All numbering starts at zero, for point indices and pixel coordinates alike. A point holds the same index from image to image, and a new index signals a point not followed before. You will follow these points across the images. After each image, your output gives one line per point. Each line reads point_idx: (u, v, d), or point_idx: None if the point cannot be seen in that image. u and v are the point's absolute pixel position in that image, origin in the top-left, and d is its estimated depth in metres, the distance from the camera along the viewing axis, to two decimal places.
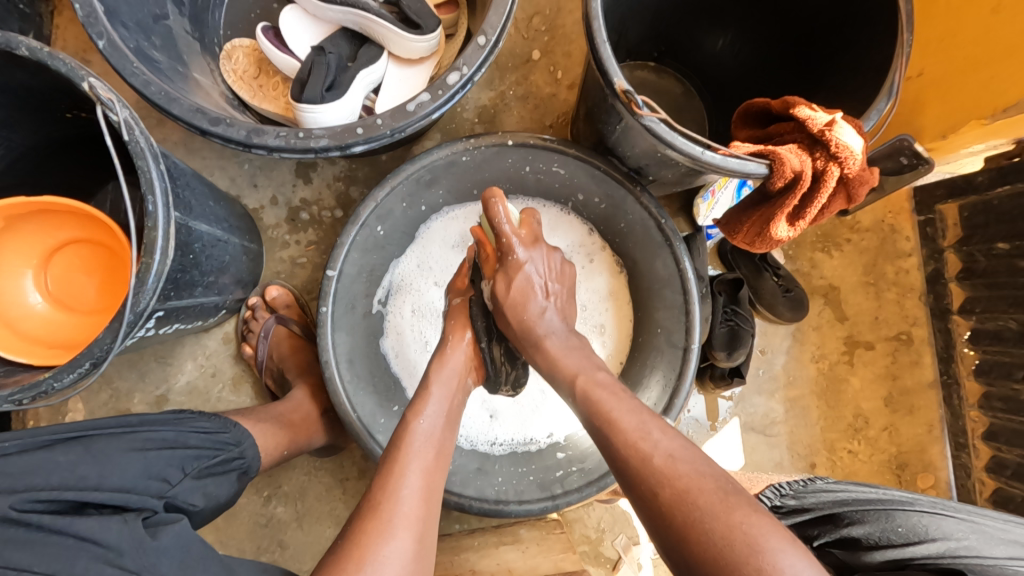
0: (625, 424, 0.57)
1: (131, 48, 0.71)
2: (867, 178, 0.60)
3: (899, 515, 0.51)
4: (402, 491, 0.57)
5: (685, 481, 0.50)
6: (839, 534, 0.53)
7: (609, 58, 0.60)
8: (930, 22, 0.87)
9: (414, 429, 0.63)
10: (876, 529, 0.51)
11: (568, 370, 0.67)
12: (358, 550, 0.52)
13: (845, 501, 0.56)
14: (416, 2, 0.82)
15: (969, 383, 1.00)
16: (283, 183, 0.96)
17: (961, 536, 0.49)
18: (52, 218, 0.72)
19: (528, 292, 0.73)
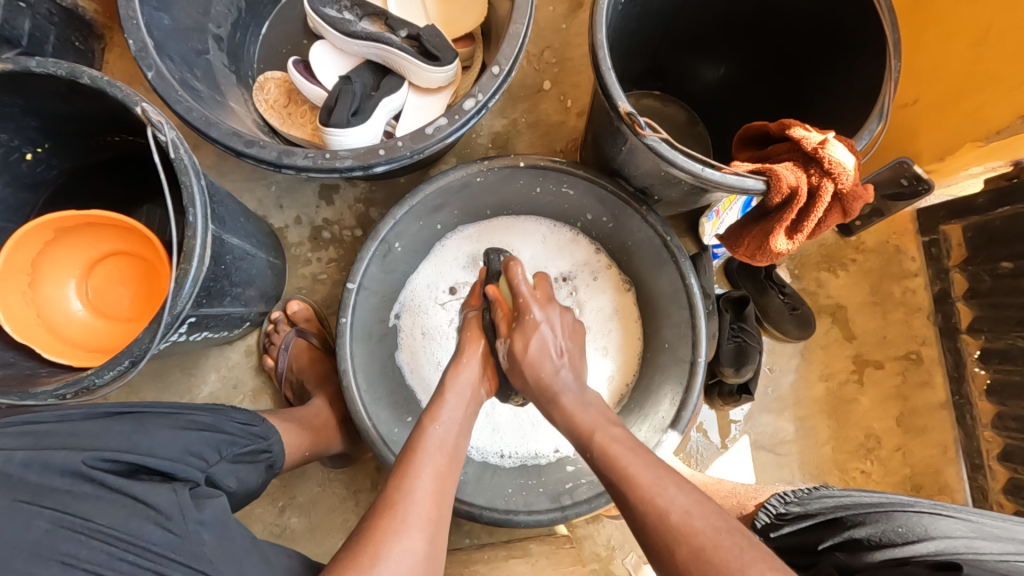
0: (640, 470, 0.59)
1: (176, 78, 0.78)
2: (862, 195, 0.63)
3: (900, 516, 0.54)
4: (415, 492, 0.57)
5: (702, 538, 0.51)
6: (843, 538, 0.55)
7: (614, 83, 0.65)
8: (919, 50, 0.91)
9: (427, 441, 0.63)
10: (878, 529, 0.53)
11: (582, 426, 0.67)
12: (371, 547, 0.52)
13: (848, 509, 0.58)
14: (434, 36, 0.89)
15: (982, 403, 1.00)
16: (307, 204, 1.02)
17: (961, 534, 0.51)
18: (97, 232, 0.77)
19: (542, 359, 0.72)
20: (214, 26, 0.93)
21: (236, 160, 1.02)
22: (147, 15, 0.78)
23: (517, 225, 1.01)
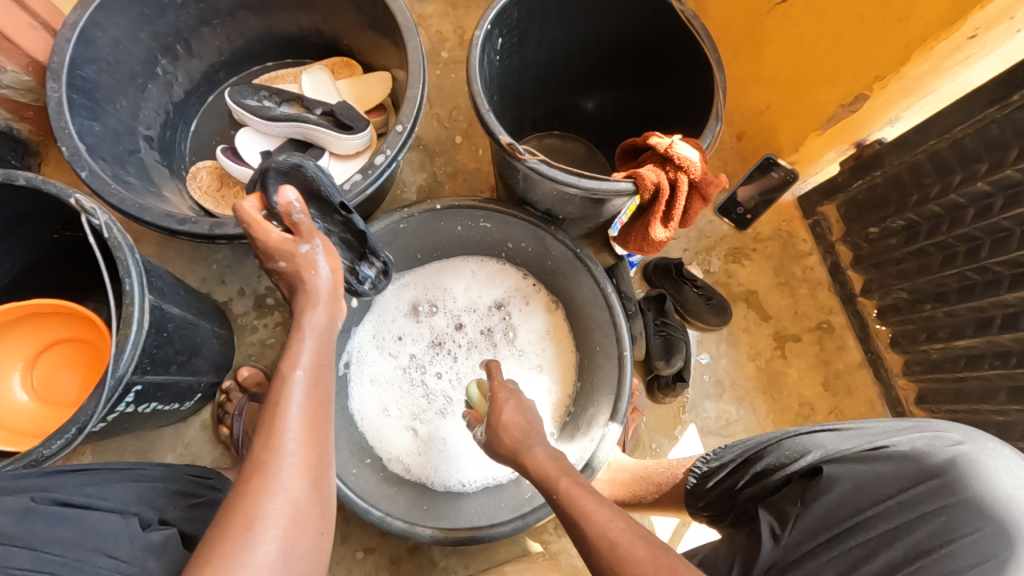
0: (598, 512, 0.58)
1: (110, 175, 0.85)
2: (716, 184, 0.75)
3: (787, 444, 0.63)
4: (286, 445, 0.49)
5: (641, 567, 0.52)
6: (750, 475, 0.65)
7: (493, 121, 0.76)
8: (758, 67, 1.09)
9: (289, 397, 0.52)
10: (771, 462, 0.63)
11: (551, 475, 0.65)
12: (242, 514, 0.46)
13: (752, 447, 0.67)
14: (346, 109, 1.00)
15: (890, 355, 1.10)
16: (249, 276, 1.08)
17: (831, 442, 0.61)
18: (41, 322, 0.83)
19: (514, 424, 0.72)
20: (144, 129, 1.03)
21: (176, 246, 1.09)
22: (79, 124, 0.87)
23: (448, 266, 1.10)
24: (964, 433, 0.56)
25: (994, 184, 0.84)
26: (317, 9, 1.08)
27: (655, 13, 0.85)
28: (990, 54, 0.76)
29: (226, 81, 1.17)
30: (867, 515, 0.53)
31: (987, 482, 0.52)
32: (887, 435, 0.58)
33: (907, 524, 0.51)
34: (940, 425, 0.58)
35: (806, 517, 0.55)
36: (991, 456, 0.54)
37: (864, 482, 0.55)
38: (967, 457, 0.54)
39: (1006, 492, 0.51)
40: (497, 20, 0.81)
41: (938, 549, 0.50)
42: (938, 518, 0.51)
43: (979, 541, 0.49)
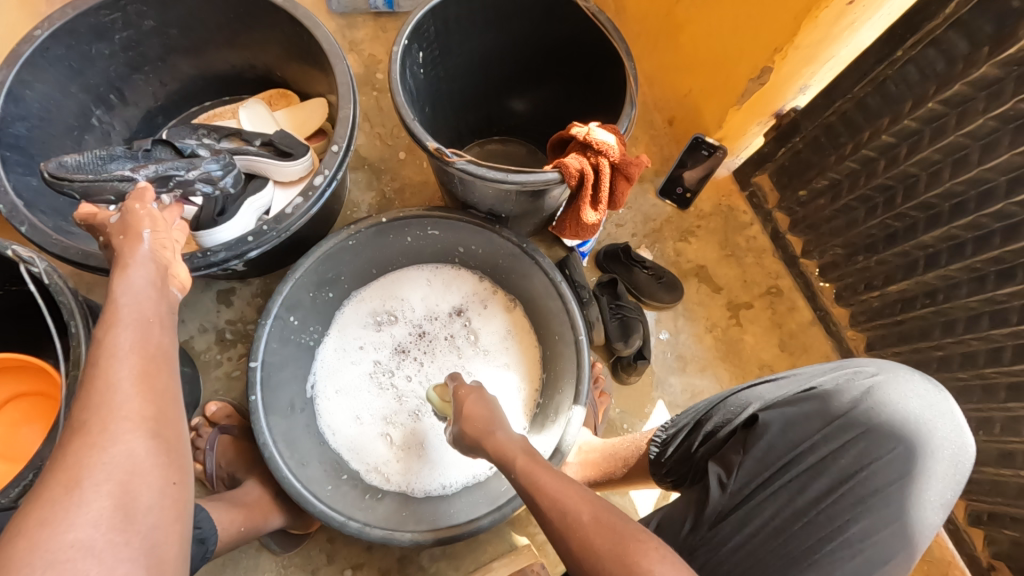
0: (546, 482, 0.61)
1: (51, 227, 0.87)
2: (637, 165, 0.79)
3: (731, 401, 0.67)
4: (115, 400, 0.48)
5: (585, 529, 0.55)
6: (701, 436, 0.67)
7: (418, 128, 0.80)
8: (675, 54, 1.15)
9: (112, 350, 0.51)
10: (718, 419, 0.66)
11: (510, 454, 0.68)
12: (65, 474, 0.44)
13: (702, 409, 0.70)
14: (284, 137, 1.03)
15: (836, 310, 1.16)
16: (207, 311, 1.09)
17: (771, 391, 0.65)
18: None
19: (478, 414, 0.78)
20: None
21: None
22: (14, 181, 0.88)
23: (404, 277, 1.12)
24: (879, 366, 0.65)
25: (896, 135, 0.90)
26: (246, 45, 1.11)
27: (566, 14, 0.90)
28: (874, 16, 0.82)
29: (166, 123, 1.18)
30: (804, 451, 0.60)
31: (896, 409, 0.61)
32: (817, 375, 0.65)
33: (836, 455, 0.60)
34: (858, 360, 0.66)
35: (750, 462, 0.60)
36: (902, 384, 0.62)
37: (799, 422, 0.61)
38: (883, 388, 0.62)
39: (912, 415, 0.61)
40: (414, 34, 0.86)
41: (858, 473, 0.59)
42: (860, 445, 0.60)
43: (890, 460, 0.59)
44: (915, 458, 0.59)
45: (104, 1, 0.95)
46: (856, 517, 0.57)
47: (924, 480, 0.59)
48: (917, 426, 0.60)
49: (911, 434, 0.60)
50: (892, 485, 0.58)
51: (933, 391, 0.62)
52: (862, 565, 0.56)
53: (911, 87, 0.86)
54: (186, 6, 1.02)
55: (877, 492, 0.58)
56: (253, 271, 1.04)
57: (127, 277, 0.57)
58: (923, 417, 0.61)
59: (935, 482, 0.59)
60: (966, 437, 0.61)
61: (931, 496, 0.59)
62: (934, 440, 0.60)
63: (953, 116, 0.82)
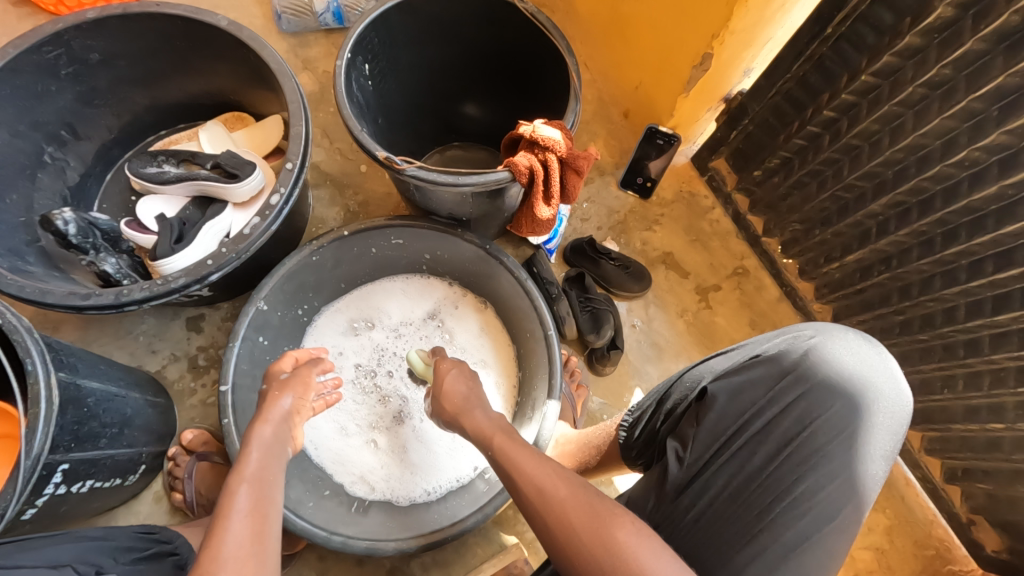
0: (523, 459, 0.62)
1: (7, 267, 0.87)
2: (587, 160, 0.82)
3: (686, 378, 0.69)
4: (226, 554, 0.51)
5: (563, 504, 0.55)
6: (662, 415, 0.69)
7: (366, 139, 0.82)
8: (623, 48, 1.17)
9: (234, 496, 0.57)
10: (676, 397, 0.68)
11: (488, 433, 0.69)
12: None
13: (662, 388, 0.72)
14: (232, 158, 1.03)
15: (801, 284, 1.18)
16: (178, 340, 1.08)
17: (721, 364, 0.67)
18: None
19: (456, 391, 0.78)
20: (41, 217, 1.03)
21: (99, 325, 1.08)
22: None
23: (377, 288, 1.13)
24: (819, 327, 0.66)
25: (836, 109, 0.92)
26: (196, 72, 1.11)
27: (507, 16, 0.93)
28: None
29: (122, 155, 1.18)
30: (751, 419, 0.62)
31: (835, 368, 0.62)
32: (762, 344, 0.66)
33: (781, 419, 0.62)
34: (800, 325, 0.68)
35: (702, 435, 0.62)
36: (840, 343, 0.64)
37: (746, 391, 0.63)
38: (822, 349, 0.63)
39: (850, 373, 0.62)
40: (358, 47, 0.87)
41: (803, 434, 0.61)
42: (802, 407, 0.61)
43: (832, 418, 0.61)
44: (855, 414, 0.61)
45: (46, 38, 0.95)
46: (803, 476, 0.60)
47: (865, 434, 0.61)
48: (856, 383, 0.62)
49: (850, 392, 0.62)
50: (836, 442, 0.61)
51: (870, 347, 0.64)
52: (812, 521, 0.59)
53: (846, 61, 0.88)
54: (130, 36, 1.02)
55: (822, 451, 0.60)
56: (221, 295, 1.04)
57: (261, 431, 0.65)
58: (859, 373, 0.62)
59: (877, 434, 0.61)
60: (903, 388, 0.63)
61: (875, 448, 0.61)
62: (873, 395, 0.62)
63: (886, 86, 0.84)
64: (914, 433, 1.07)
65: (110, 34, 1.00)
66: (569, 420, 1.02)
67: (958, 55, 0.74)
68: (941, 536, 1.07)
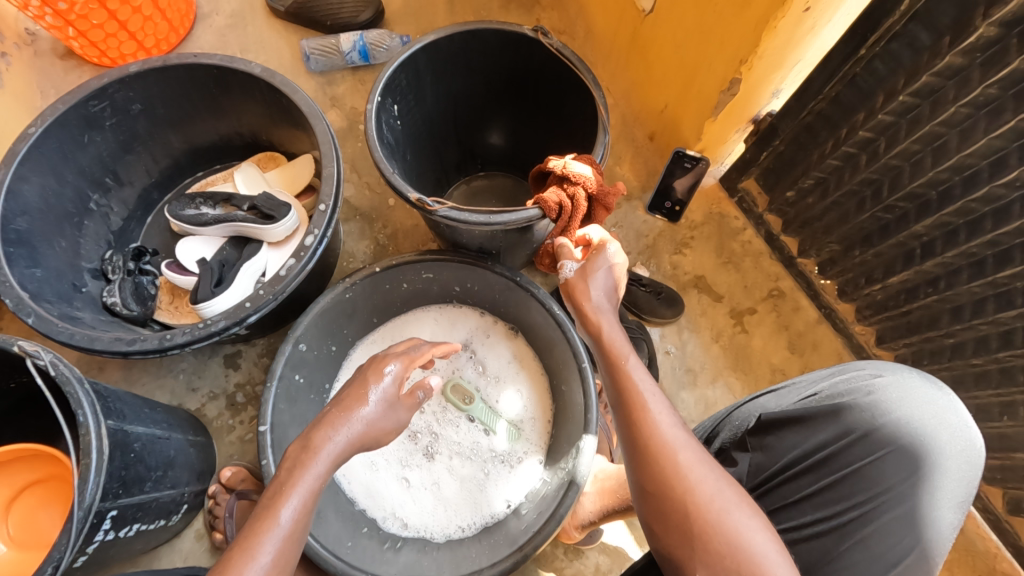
0: (658, 405, 0.58)
1: (56, 315, 0.90)
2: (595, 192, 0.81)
3: (735, 415, 0.69)
4: None
5: (691, 461, 0.54)
6: (710, 453, 0.68)
7: (398, 181, 0.83)
8: (648, 71, 1.17)
9: (277, 517, 0.54)
10: (724, 435, 0.68)
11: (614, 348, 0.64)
12: None
13: (709, 426, 0.72)
14: (267, 199, 1.06)
15: (841, 305, 1.14)
16: (216, 377, 1.10)
17: (774, 401, 0.67)
18: (7, 469, 0.86)
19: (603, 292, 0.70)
20: (87, 263, 1.07)
21: (142, 365, 1.11)
22: (20, 275, 0.92)
23: (410, 319, 1.13)
24: (878, 367, 0.66)
25: (873, 129, 0.90)
26: (230, 115, 1.15)
27: (531, 50, 0.94)
28: (833, 17, 0.81)
29: (162, 199, 1.22)
30: (809, 455, 0.62)
31: (900, 408, 0.61)
32: (818, 382, 0.67)
33: (840, 453, 0.61)
34: (859, 363, 0.67)
35: (755, 466, 0.64)
36: (904, 381, 0.63)
37: (799, 424, 0.63)
38: (883, 387, 0.63)
39: (919, 414, 0.61)
40: (387, 89, 0.89)
41: (865, 472, 0.60)
42: (864, 445, 0.61)
43: (897, 457, 0.60)
44: (925, 454, 0.60)
45: (92, 92, 1.00)
46: (866, 517, 0.59)
47: (936, 478, 0.59)
48: (924, 424, 0.61)
49: (919, 432, 0.60)
50: (903, 482, 0.59)
51: (936, 388, 0.63)
52: (879, 567, 0.57)
53: (881, 81, 0.86)
54: (168, 87, 1.07)
55: (889, 490, 0.59)
56: (257, 333, 1.06)
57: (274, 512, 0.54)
58: (929, 420, 0.61)
59: (950, 479, 0.60)
60: (973, 433, 0.61)
61: (947, 495, 0.59)
62: (944, 436, 0.60)
63: (926, 106, 0.82)
64: None
65: (150, 84, 1.05)
66: (606, 453, 1.01)
67: (1003, 74, 0.71)
68: (1007, 571, 1.00)
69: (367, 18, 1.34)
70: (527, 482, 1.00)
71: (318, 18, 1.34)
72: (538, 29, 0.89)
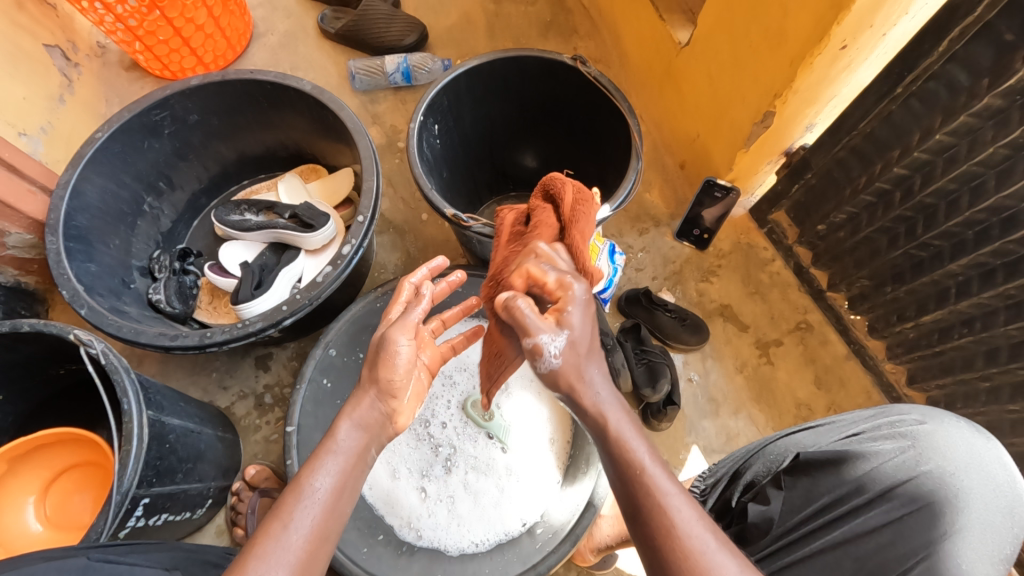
0: (687, 514, 0.49)
1: (106, 308, 0.95)
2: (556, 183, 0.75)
3: (769, 449, 0.68)
4: None
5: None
6: (740, 487, 0.67)
7: (435, 197, 0.86)
8: (682, 101, 1.19)
9: (312, 483, 0.55)
10: (757, 470, 0.67)
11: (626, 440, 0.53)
12: None
13: (740, 458, 0.71)
14: (308, 209, 1.10)
15: (871, 342, 1.12)
16: (247, 377, 1.14)
17: (811, 439, 0.67)
18: (45, 453, 0.90)
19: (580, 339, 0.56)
20: (136, 261, 1.13)
21: (178, 361, 1.15)
22: (77, 268, 0.97)
23: None
24: (922, 413, 0.65)
25: (908, 167, 0.90)
26: (279, 128, 1.21)
27: (569, 78, 0.97)
28: (870, 56, 0.84)
29: (208, 204, 1.29)
30: (847, 496, 0.61)
31: (943, 456, 0.61)
32: (858, 422, 0.66)
33: (882, 500, 0.60)
34: (902, 407, 0.67)
35: (790, 504, 0.62)
36: (946, 430, 0.63)
37: (839, 467, 0.62)
38: (925, 434, 0.63)
39: (961, 463, 0.60)
40: (429, 110, 0.93)
41: (908, 520, 0.59)
42: (904, 491, 0.60)
43: (938, 506, 0.59)
44: (969, 506, 0.59)
45: (155, 102, 1.07)
46: (905, 565, 0.58)
47: (977, 530, 0.58)
48: (966, 474, 0.60)
49: (961, 482, 0.60)
50: (946, 534, 0.58)
51: (979, 438, 0.62)
52: None
53: (918, 119, 0.87)
54: (224, 100, 1.13)
55: (932, 541, 0.58)
56: (288, 336, 1.10)
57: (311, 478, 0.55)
58: (972, 470, 0.60)
59: (994, 535, 0.58)
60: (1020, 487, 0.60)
61: (990, 550, 0.57)
62: (987, 489, 0.59)
63: (963, 145, 0.82)
64: None
65: (208, 97, 1.11)
66: None
67: None
68: None
69: (411, 41, 1.40)
70: (542, 501, 0.98)
71: (365, 40, 1.41)
72: (576, 58, 0.93)
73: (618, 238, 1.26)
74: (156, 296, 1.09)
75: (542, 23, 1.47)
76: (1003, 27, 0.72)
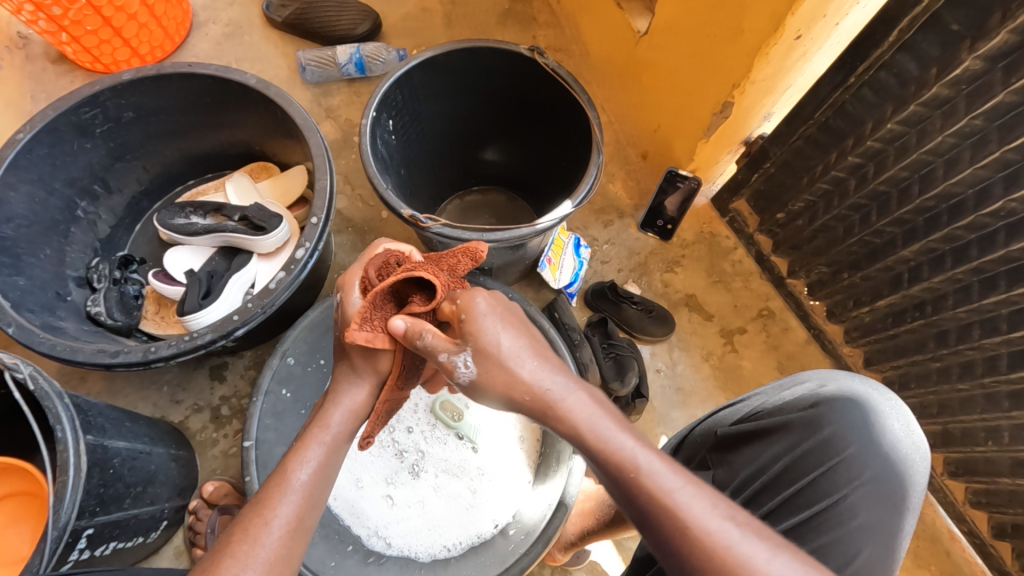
0: (699, 504, 0.47)
1: (38, 325, 0.88)
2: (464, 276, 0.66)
3: (695, 434, 0.68)
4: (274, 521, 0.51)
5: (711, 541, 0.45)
6: None
7: (391, 197, 0.83)
8: (642, 91, 1.18)
9: (329, 418, 0.59)
10: (685, 456, 0.68)
11: (618, 449, 0.49)
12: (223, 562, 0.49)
13: (674, 443, 0.71)
14: (259, 210, 1.05)
15: (830, 327, 1.15)
16: (201, 389, 1.08)
17: (730, 416, 0.65)
18: None
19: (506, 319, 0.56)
20: (72, 271, 1.05)
21: (125, 376, 1.08)
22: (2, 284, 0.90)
23: None
24: (820, 376, 0.63)
25: (862, 156, 0.92)
26: (225, 126, 1.14)
27: (527, 70, 0.94)
28: (824, 45, 0.85)
29: (151, 207, 1.21)
30: (762, 470, 0.61)
31: (844, 415, 0.60)
32: (766, 395, 0.65)
33: (795, 466, 0.59)
34: (803, 374, 0.65)
35: (718, 483, 0.63)
36: (845, 392, 0.61)
37: (752, 442, 0.62)
38: (825, 400, 0.61)
39: (859, 421, 0.59)
40: (382, 105, 0.89)
41: (820, 481, 0.58)
42: (813, 454, 0.59)
43: (845, 465, 0.58)
44: (870, 460, 0.58)
45: (84, 99, 0.99)
46: (825, 526, 0.57)
47: (883, 482, 0.58)
48: (867, 429, 0.59)
49: (863, 439, 0.59)
50: (855, 488, 0.57)
51: (876, 392, 0.61)
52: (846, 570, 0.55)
53: (870, 108, 0.88)
54: (161, 96, 1.06)
55: (842, 493, 0.57)
56: (244, 346, 1.05)
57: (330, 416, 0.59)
58: (871, 425, 0.59)
59: (897, 481, 0.58)
60: (914, 434, 0.60)
61: (892, 496, 0.58)
62: (885, 443, 0.59)
63: (913, 134, 0.84)
64: (956, 485, 1.03)
65: (144, 93, 1.04)
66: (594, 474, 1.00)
67: (988, 107, 0.73)
68: None
69: (364, 31, 1.34)
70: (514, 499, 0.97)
71: (316, 29, 1.34)
72: (534, 49, 0.91)
73: (583, 231, 1.25)
74: (94, 309, 1.02)
75: (500, 11, 1.43)
76: (950, 17, 0.73)
